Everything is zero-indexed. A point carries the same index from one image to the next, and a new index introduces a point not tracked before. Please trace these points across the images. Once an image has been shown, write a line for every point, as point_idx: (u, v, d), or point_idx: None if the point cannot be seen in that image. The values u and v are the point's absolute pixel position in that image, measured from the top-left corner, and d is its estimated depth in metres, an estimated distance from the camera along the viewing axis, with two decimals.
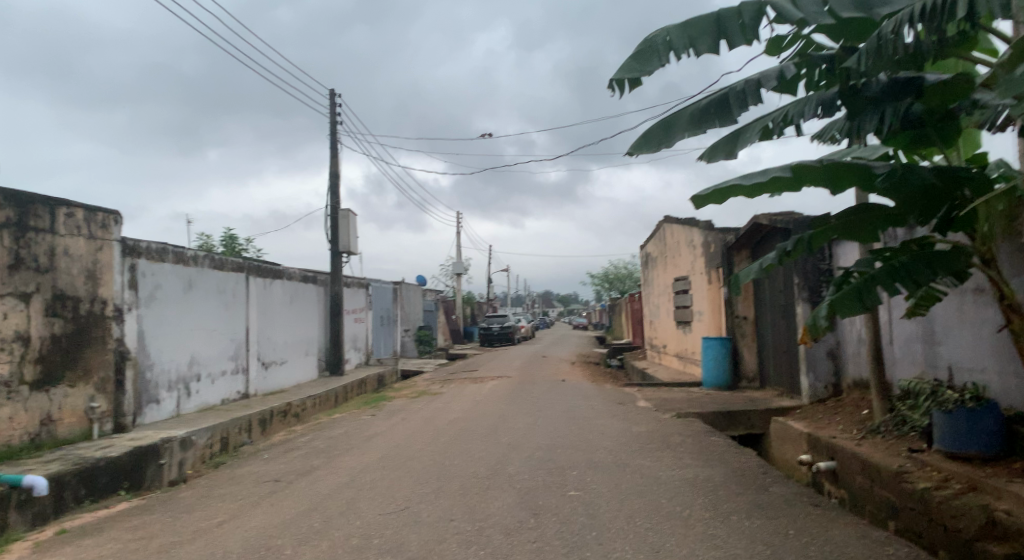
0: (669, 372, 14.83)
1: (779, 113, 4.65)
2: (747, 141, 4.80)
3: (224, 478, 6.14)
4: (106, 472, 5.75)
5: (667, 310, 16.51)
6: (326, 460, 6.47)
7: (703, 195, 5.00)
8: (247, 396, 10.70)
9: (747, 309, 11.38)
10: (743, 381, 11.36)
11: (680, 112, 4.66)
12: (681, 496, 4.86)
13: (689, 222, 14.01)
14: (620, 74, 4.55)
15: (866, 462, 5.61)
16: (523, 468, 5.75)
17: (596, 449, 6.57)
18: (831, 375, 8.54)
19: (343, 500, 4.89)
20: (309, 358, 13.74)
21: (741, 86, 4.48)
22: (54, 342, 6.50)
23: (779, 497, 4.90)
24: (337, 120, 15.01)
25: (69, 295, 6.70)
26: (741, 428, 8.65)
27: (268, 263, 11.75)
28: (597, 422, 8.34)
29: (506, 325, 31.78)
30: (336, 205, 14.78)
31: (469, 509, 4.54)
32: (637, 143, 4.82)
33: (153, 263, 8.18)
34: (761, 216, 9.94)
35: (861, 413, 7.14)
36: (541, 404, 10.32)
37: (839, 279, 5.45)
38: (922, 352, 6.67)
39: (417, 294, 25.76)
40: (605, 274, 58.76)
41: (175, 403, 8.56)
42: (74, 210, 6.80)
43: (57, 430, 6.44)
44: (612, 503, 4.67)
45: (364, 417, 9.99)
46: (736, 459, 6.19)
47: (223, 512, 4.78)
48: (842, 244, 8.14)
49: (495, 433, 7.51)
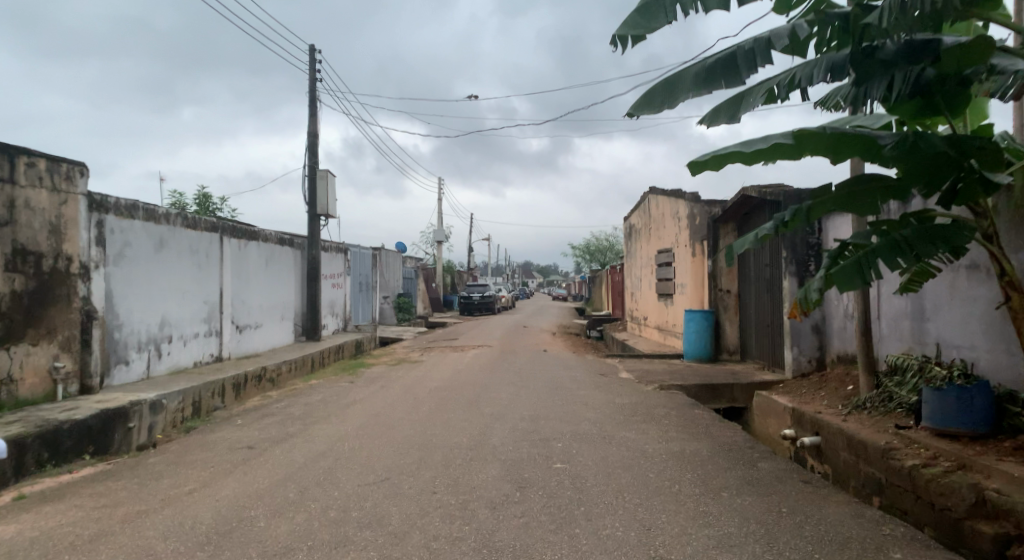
0: (649, 344, 14.85)
1: (786, 75, 4.42)
2: (750, 105, 4.57)
3: (196, 443, 5.91)
4: (71, 435, 5.49)
5: (649, 282, 16.45)
6: (302, 427, 6.28)
7: (701, 160, 4.79)
8: (221, 359, 10.42)
9: (731, 283, 11.33)
10: (724, 353, 11.36)
11: (685, 72, 4.43)
12: (669, 470, 4.77)
13: (675, 193, 13.82)
14: (623, 30, 4.27)
15: (852, 438, 5.57)
16: (506, 439, 5.61)
17: (581, 420, 6.47)
18: (815, 349, 8.51)
19: (320, 469, 4.70)
20: (285, 322, 13.45)
21: (749, 45, 4.26)
22: (14, 299, 6.15)
23: (769, 472, 4.83)
24: (317, 78, 14.48)
25: (31, 251, 6.33)
26: (723, 401, 8.65)
27: (244, 223, 11.36)
28: (579, 392, 8.24)
29: (486, 294, 31.61)
30: (315, 166, 14.33)
31: (453, 481, 4.39)
32: (637, 104, 4.57)
33: (122, 220, 7.78)
34: (749, 189, 9.79)
35: (846, 389, 7.14)
36: (523, 373, 10.21)
37: (833, 251, 5.32)
38: (909, 329, 6.64)
39: (396, 261, 25.35)
40: (587, 246, 58.60)
41: (146, 364, 8.26)
42: (35, 160, 6.38)
43: (18, 390, 6.14)
44: (599, 476, 4.55)
45: (342, 384, 9.79)
46: (721, 433, 6.11)
47: (194, 480, 4.56)
48: (833, 218, 8.04)
49: (477, 403, 7.37)
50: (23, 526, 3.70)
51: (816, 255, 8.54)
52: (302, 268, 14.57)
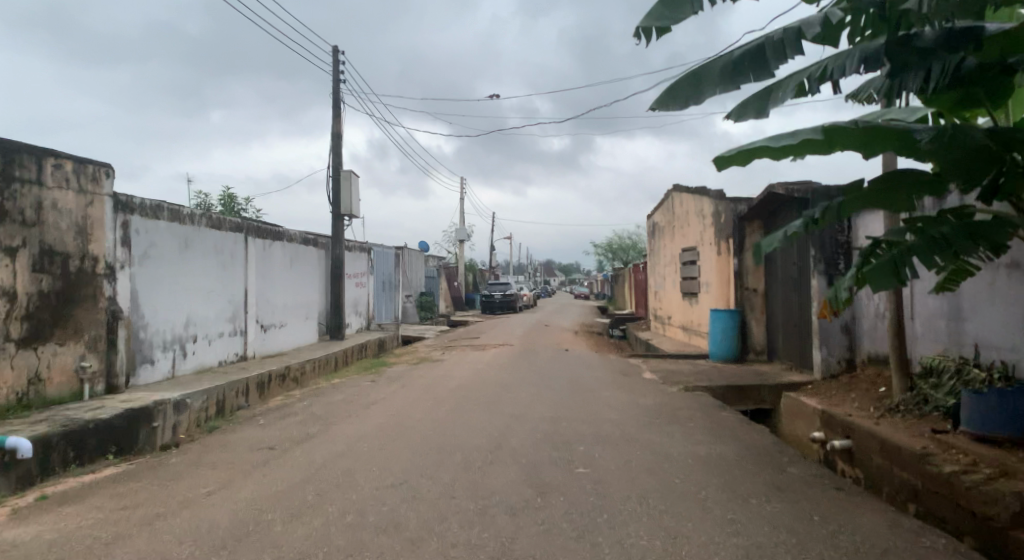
0: (674, 344, 14.64)
1: (817, 67, 4.24)
2: (779, 99, 4.39)
3: (217, 443, 5.93)
4: (95, 434, 5.54)
5: (673, 281, 16.23)
6: (322, 428, 6.26)
7: (727, 156, 4.63)
8: (245, 358, 10.50)
9: (758, 281, 11.10)
10: (751, 354, 11.13)
11: (711, 65, 4.28)
12: (694, 475, 4.63)
13: (699, 191, 13.60)
14: (647, 22, 4.14)
15: (886, 442, 5.38)
16: (528, 441, 5.53)
17: (604, 422, 6.35)
18: (845, 350, 8.28)
19: (339, 471, 4.67)
20: (309, 321, 13.53)
21: (779, 35, 4.08)
22: (41, 299, 6.22)
23: (798, 478, 4.67)
24: (340, 78, 14.54)
25: (58, 251, 6.40)
26: (750, 402, 8.45)
27: (268, 223, 11.44)
28: (602, 393, 8.12)
29: (508, 293, 31.56)
30: (338, 165, 14.39)
31: (473, 485, 4.31)
32: (661, 98, 4.41)
33: (147, 220, 7.86)
34: (776, 185, 9.56)
35: (878, 391, 6.92)
36: (545, 373, 10.11)
37: (865, 248, 5.13)
38: (945, 329, 6.40)
39: (419, 260, 25.43)
40: (610, 244, 58.25)
41: (170, 364, 8.34)
42: (62, 161, 6.46)
43: (45, 390, 6.22)
44: (622, 481, 4.44)
45: (364, 383, 9.80)
46: (748, 436, 5.95)
47: (214, 481, 4.55)
48: (864, 215, 7.81)
49: (498, 403, 7.30)
50: (43, 527, 3.71)
51: (845, 253, 8.31)
52: (325, 267, 14.65)
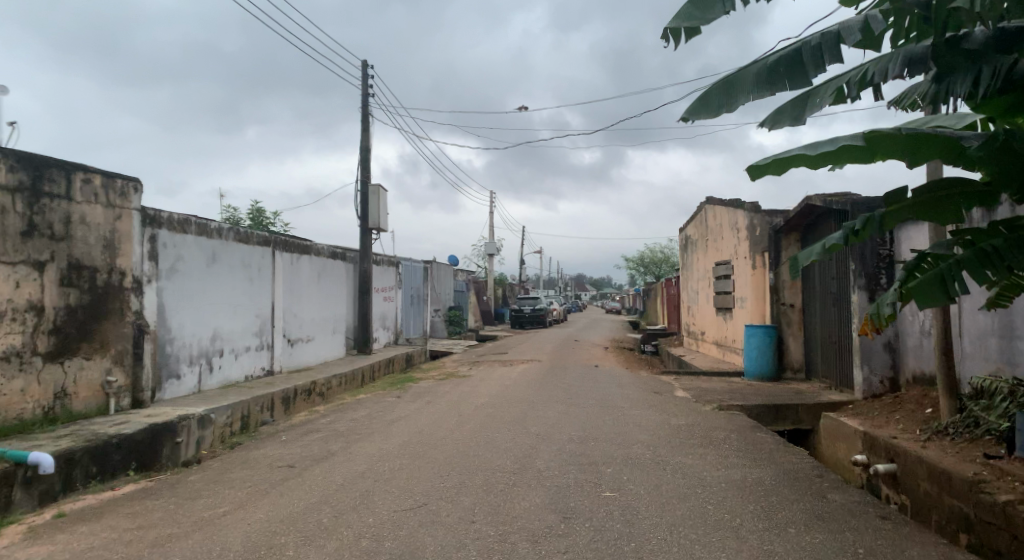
0: (707, 360, 14.26)
1: (857, 72, 4.02)
2: (816, 105, 4.14)
3: (238, 461, 5.86)
4: (119, 449, 5.52)
5: (706, 295, 15.85)
6: (344, 445, 6.15)
7: (761, 165, 4.41)
8: (272, 372, 10.52)
9: (795, 296, 10.72)
10: (788, 371, 10.73)
11: (744, 72, 4.07)
12: (728, 502, 4.37)
13: (733, 203, 13.28)
14: (674, 23, 3.97)
15: (934, 467, 5.04)
16: (553, 462, 5.33)
17: (633, 443, 6.11)
18: (888, 369, 7.89)
19: (357, 491, 4.54)
20: (337, 336, 13.54)
21: (816, 40, 3.87)
22: (69, 313, 6.27)
23: (841, 506, 4.37)
24: (369, 93, 14.65)
25: (85, 265, 6.46)
26: (787, 422, 8.11)
27: (296, 238, 11.50)
28: (632, 412, 7.86)
29: (538, 307, 31.32)
30: (366, 180, 14.45)
31: (494, 509, 4.14)
32: (693, 107, 4.17)
33: (175, 235, 7.93)
34: (813, 197, 9.25)
35: (924, 412, 6.54)
36: (573, 390, 9.88)
37: (909, 263, 4.77)
38: (997, 347, 6.03)
39: (448, 274, 25.43)
40: (641, 258, 57.65)
41: (197, 378, 8.37)
42: (91, 176, 6.53)
43: (71, 404, 6.24)
44: (651, 508, 4.20)
45: (389, 398, 9.71)
46: (786, 460, 5.64)
47: (230, 501, 4.46)
48: (907, 227, 7.47)
49: (523, 422, 7.11)
50: (54, 547, 3.65)
51: (887, 267, 7.95)
52: (354, 281, 14.69)
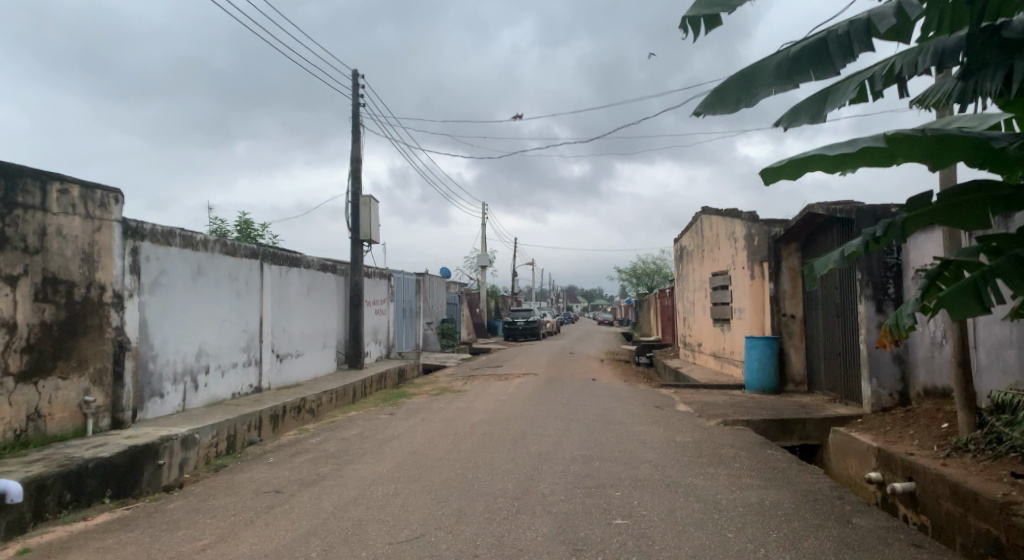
0: (705, 373, 14.01)
1: (882, 67, 3.83)
2: (839, 100, 3.89)
3: (223, 485, 5.51)
4: (95, 474, 5.17)
5: (702, 307, 15.66)
6: (335, 468, 5.82)
7: (775, 168, 4.16)
8: (260, 389, 10.16)
9: (796, 307, 10.52)
10: (790, 385, 10.48)
11: (764, 66, 3.85)
12: (750, 528, 4.08)
13: (730, 213, 13.10)
14: (694, 11, 3.74)
15: (957, 488, 4.77)
16: (558, 485, 5.03)
17: (640, 463, 5.82)
18: (897, 382, 7.63)
19: (349, 521, 4.22)
20: (327, 350, 13.20)
21: (844, 29, 3.66)
22: (44, 329, 5.92)
23: (869, 532, 4.08)
24: (360, 103, 14.40)
25: (62, 279, 6.13)
26: (795, 438, 7.83)
27: (286, 250, 11.18)
28: (635, 428, 7.57)
29: (531, 319, 31.05)
30: (358, 191, 14.16)
31: (498, 540, 3.82)
32: (708, 102, 3.93)
33: (158, 247, 7.61)
34: (815, 205, 9.04)
35: (940, 426, 6.29)
36: (572, 406, 9.58)
37: (933, 270, 4.51)
38: (1017, 359, 5.80)
39: (440, 287, 25.07)
40: (633, 269, 57.48)
41: (181, 397, 8.02)
42: (68, 187, 6.22)
43: (46, 426, 5.89)
44: (669, 537, 3.91)
45: (382, 416, 9.34)
46: (803, 480, 5.36)
47: (212, 532, 4.13)
48: (918, 236, 7.26)
49: (524, 441, 6.79)
50: None
51: (895, 276, 7.74)
52: (345, 294, 14.34)
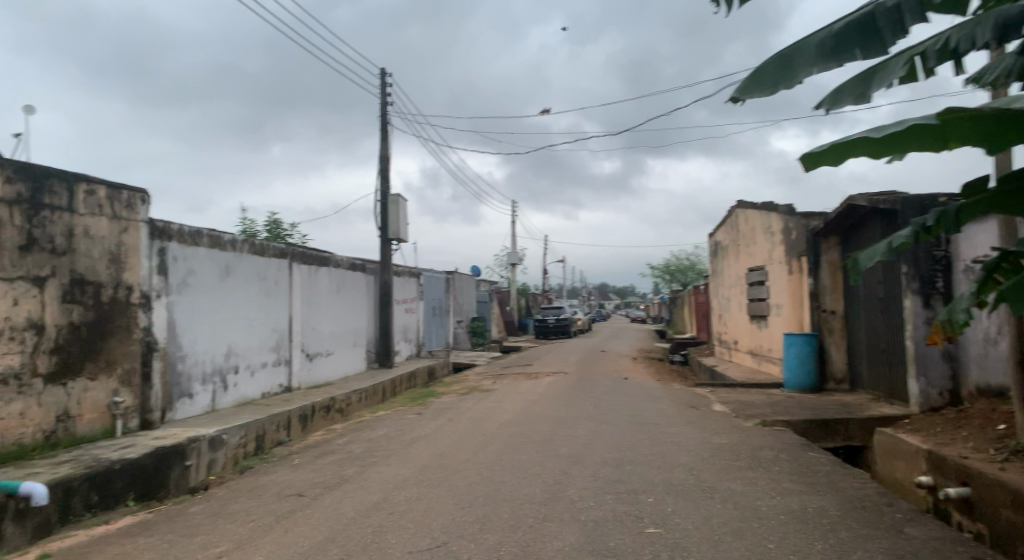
0: (741, 371, 13.60)
1: (935, 42, 3.54)
2: (886, 79, 3.60)
3: (245, 488, 5.44)
4: (123, 476, 5.16)
5: (738, 302, 15.22)
6: (359, 470, 5.72)
7: (816, 153, 3.88)
8: (290, 389, 10.17)
9: (836, 302, 10.09)
10: (830, 383, 10.06)
11: (804, 45, 3.59)
12: (792, 538, 3.82)
13: (767, 205, 12.67)
14: None
15: (1019, 494, 4.42)
16: (586, 491, 4.83)
17: (673, 467, 5.56)
18: (947, 380, 7.18)
19: (369, 528, 4.08)
20: (357, 349, 13.18)
21: (893, 2, 3.39)
22: (72, 330, 5.94)
23: (924, 543, 3.78)
24: (387, 102, 14.36)
25: (90, 280, 6.15)
26: (837, 439, 7.47)
27: (314, 249, 11.17)
28: (669, 430, 7.30)
29: (562, 317, 30.77)
30: (386, 189, 14.13)
31: (523, 550, 3.64)
32: (744, 85, 3.68)
33: (186, 248, 7.62)
34: (857, 196, 8.62)
35: (996, 428, 5.89)
36: (603, 406, 9.34)
37: (991, 262, 4.16)
38: None
39: (470, 286, 24.96)
40: (666, 265, 56.61)
41: (211, 397, 8.03)
42: (95, 188, 6.25)
43: (75, 427, 5.92)
44: (704, 548, 3.67)
45: (409, 416, 9.24)
46: (847, 485, 5.05)
47: (230, 538, 4.03)
48: (972, 227, 6.81)
49: (553, 443, 6.59)
50: None
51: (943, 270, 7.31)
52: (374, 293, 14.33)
